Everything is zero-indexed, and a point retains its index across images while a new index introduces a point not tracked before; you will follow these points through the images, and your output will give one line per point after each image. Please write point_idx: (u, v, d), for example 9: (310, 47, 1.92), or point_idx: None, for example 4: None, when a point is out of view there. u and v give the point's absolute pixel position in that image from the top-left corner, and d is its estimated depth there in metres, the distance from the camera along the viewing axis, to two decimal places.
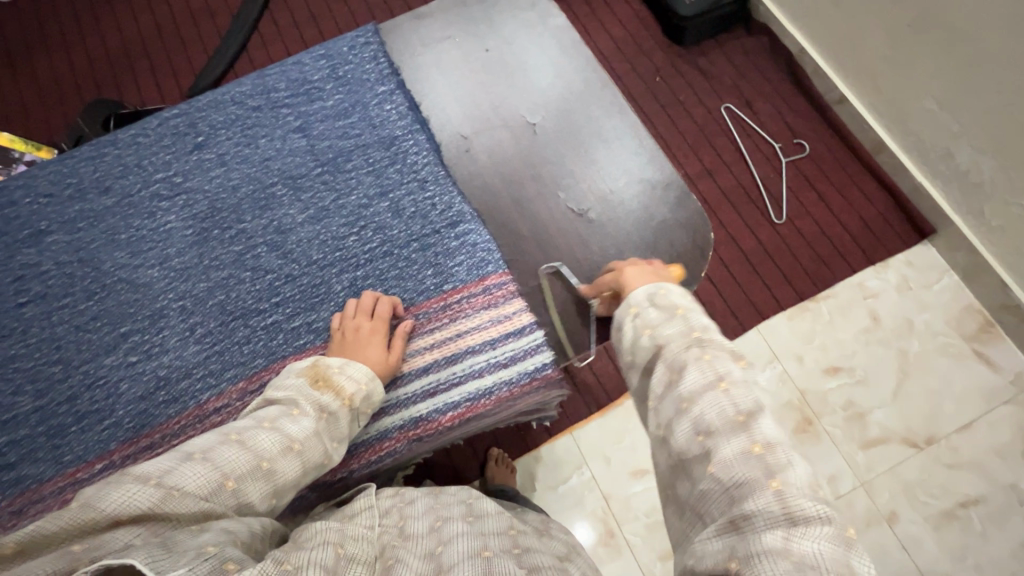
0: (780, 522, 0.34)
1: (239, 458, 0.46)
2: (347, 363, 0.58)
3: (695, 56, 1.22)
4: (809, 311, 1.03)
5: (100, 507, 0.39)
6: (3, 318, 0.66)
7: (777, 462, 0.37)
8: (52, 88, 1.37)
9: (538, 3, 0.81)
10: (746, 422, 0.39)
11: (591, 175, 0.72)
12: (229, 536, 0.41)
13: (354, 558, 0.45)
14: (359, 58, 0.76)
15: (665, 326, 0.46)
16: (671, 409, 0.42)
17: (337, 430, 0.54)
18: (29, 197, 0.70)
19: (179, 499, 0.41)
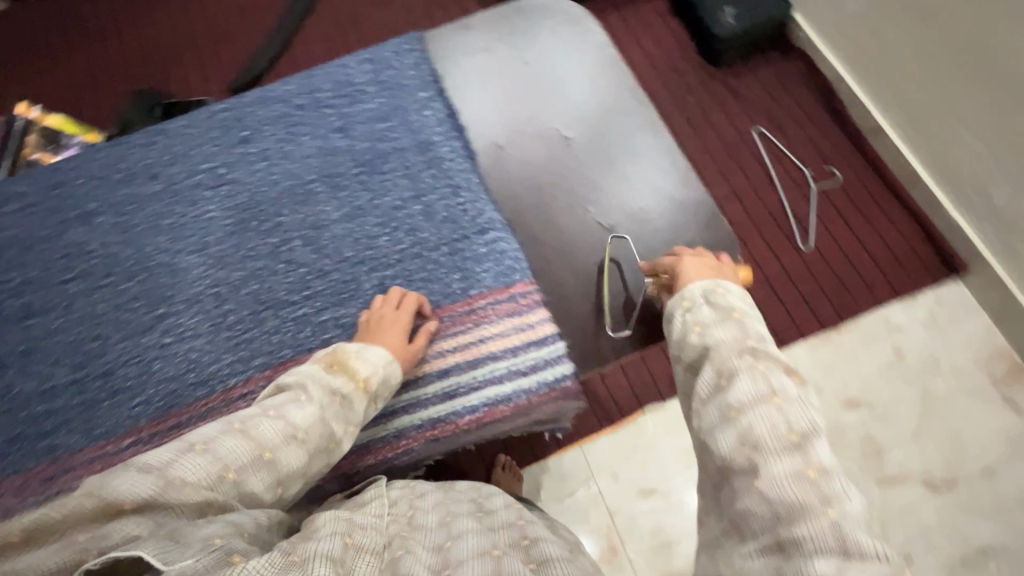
0: (834, 551, 0.36)
1: (238, 449, 0.47)
2: (364, 349, 0.58)
3: (730, 79, 1.22)
4: (830, 341, 1.01)
5: (100, 496, 0.40)
6: (49, 292, 0.69)
7: (831, 490, 0.38)
8: (103, 76, 1.43)
9: (579, 20, 0.82)
10: (801, 444, 0.40)
11: (623, 191, 0.73)
12: (234, 528, 0.42)
13: (363, 547, 0.45)
14: (402, 64, 0.78)
15: (716, 327, 0.48)
16: (720, 416, 0.43)
17: (351, 413, 0.54)
18: (83, 179, 0.74)
19: (181, 485, 0.42)
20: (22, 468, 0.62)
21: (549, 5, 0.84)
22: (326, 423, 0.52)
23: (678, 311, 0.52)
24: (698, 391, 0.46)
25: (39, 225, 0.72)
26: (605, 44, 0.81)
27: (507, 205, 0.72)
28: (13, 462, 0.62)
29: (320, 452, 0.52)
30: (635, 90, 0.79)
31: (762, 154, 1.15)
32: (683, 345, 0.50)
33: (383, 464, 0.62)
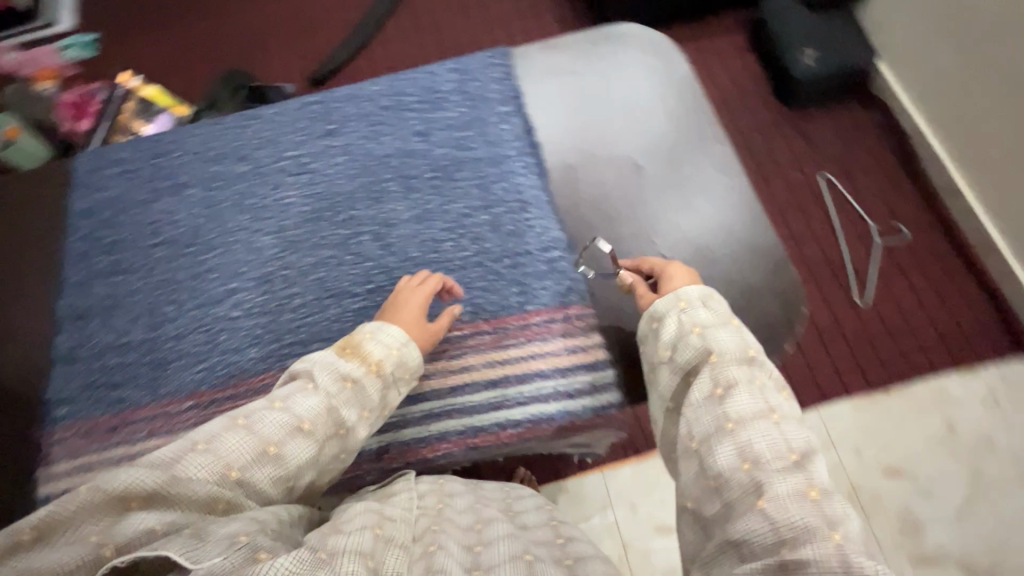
0: (836, 572, 0.37)
1: (240, 447, 0.47)
2: (380, 327, 0.58)
3: (803, 121, 1.20)
4: (878, 404, 0.97)
5: (110, 490, 0.42)
6: (135, 254, 0.74)
7: (833, 513, 0.40)
8: (200, 55, 1.53)
9: (662, 52, 0.83)
10: (801, 463, 0.43)
11: (692, 225, 0.71)
12: (257, 524, 0.44)
13: (393, 540, 0.46)
14: (486, 77, 0.81)
15: (716, 329, 0.53)
16: (718, 426, 0.46)
17: (363, 399, 0.54)
18: (179, 153, 0.80)
19: (187, 480, 0.44)
20: (91, 414, 0.66)
21: (636, 35, 0.85)
22: (336, 408, 0.52)
23: (673, 311, 0.55)
24: (695, 398, 0.49)
25: (135, 190, 0.78)
26: (688, 79, 0.82)
27: (572, 222, 0.72)
28: (84, 407, 0.66)
29: (332, 436, 0.52)
30: (713, 128, 0.78)
31: (829, 202, 1.12)
32: (679, 343, 0.53)
33: (422, 463, 0.63)
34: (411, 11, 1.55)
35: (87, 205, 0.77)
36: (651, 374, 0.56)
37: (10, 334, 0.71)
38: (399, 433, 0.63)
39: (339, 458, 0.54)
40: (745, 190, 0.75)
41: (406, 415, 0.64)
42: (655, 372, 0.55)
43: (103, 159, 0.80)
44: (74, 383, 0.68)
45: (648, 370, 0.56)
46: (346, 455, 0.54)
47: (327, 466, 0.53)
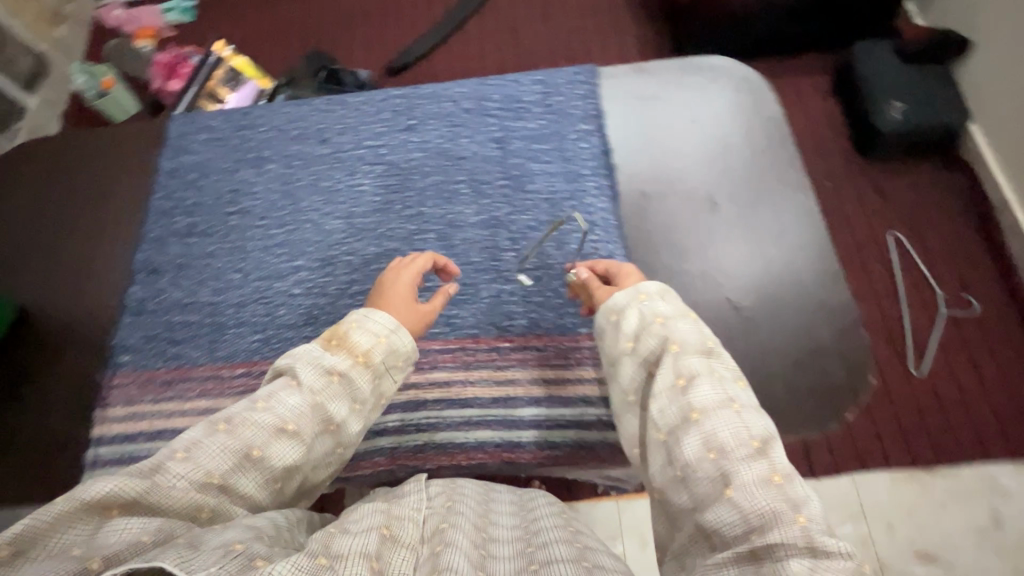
0: (803, 553, 0.39)
1: (221, 454, 0.43)
2: (367, 314, 0.53)
3: (880, 174, 1.15)
4: (919, 481, 0.91)
5: (87, 498, 0.38)
6: (212, 218, 0.77)
7: (797, 496, 0.41)
8: (291, 34, 1.59)
9: (754, 89, 0.81)
10: (765, 449, 0.44)
11: (761, 270, 0.68)
12: (253, 532, 0.40)
13: (400, 540, 0.43)
14: (571, 93, 0.81)
15: (677, 320, 0.53)
16: (683, 418, 0.46)
17: (353, 391, 0.49)
18: (266, 128, 0.83)
19: (169, 487, 0.41)
20: (150, 365, 0.69)
21: (729, 69, 0.83)
22: (323, 404, 0.47)
23: (633, 304, 0.55)
24: (658, 392, 0.48)
25: (220, 158, 0.81)
26: (776, 120, 0.79)
27: (637, 250, 0.70)
28: (145, 358, 0.69)
29: (322, 432, 0.48)
30: (796, 172, 0.75)
31: (895, 261, 1.07)
32: (642, 334, 0.53)
33: (453, 468, 0.63)
34: (495, 15, 1.57)
35: (174, 165, 0.81)
36: (611, 367, 0.55)
37: (90, 278, 0.76)
38: (435, 434, 0.64)
39: (333, 453, 0.50)
40: (823, 242, 0.71)
41: (444, 417, 0.64)
42: (616, 364, 0.54)
43: (194, 124, 0.84)
44: (138, 333, 0.71)
45: (609, 363, 0.55)
46: (341, 451, 0.50)
47: (317, 465, 0.49)
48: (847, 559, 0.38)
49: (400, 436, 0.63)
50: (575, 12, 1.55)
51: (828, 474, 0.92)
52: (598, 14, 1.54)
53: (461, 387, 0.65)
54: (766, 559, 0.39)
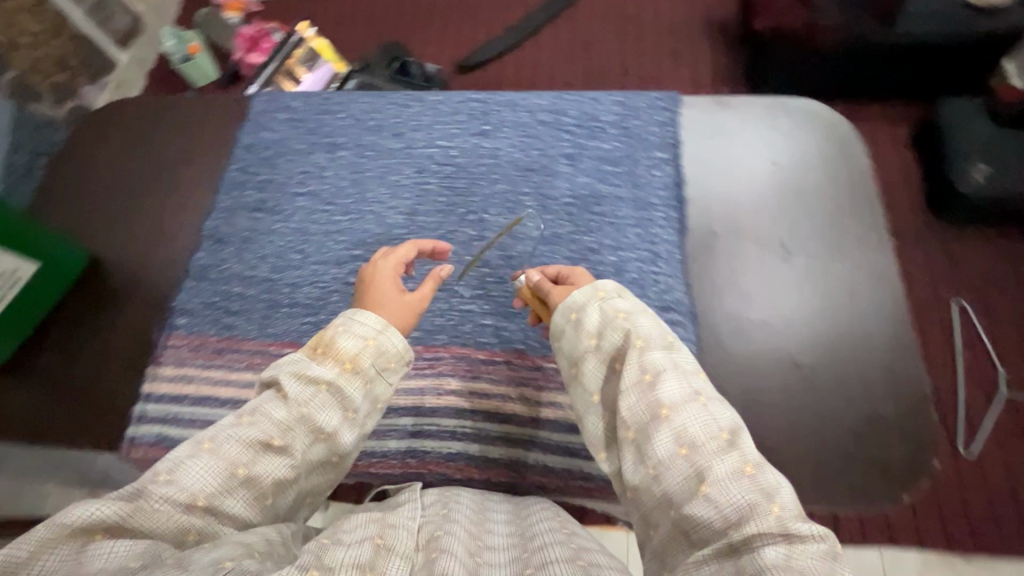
0: (777, 537, 0.39)
1: (205, 475, 0.41)
2: (352, 316, 0.50)
3: (951, 239, 1.10)
4: (953, 568, 0.86)
5: (69, 521, 0.37)
6: (280, 197, 0.79)
7: (767, 482, 0.41)
8: (372, 22, 1.63)
9: (844, 136, 0.77)
10: (734, 441, 0.44)
11: (829, 330, 0.65)
12: (244, 548, 0.40)
13: (394, 549, 0.42)
14: (650, 119, 0.79)
15: (639, 316, 0.52)
16: (652, 414, 0.46)
17: (344, 399, 0.46)
18: (343, 115, 0.84)
19: (154, 510, 0.39)
20: (203, 331, 0.71)
21: (820, 113, 0.79)
22: (311, 416, 0.45)
23: (592, 302, 0.54)
24: (625, 391, 0.47)
25: (295, 139, 0.83)
26: (863, 173, 0.74)
27: (703, 295, 0.68)
28: (200, 323, 0.71)
29: (312, 443, 0.45)
30: (877, 231, 0.71)
31: (956, 331, 1.02)
32: (605, 332, 0.52)
33: (481, 482, 0.63)
34: (573, 26, 1.56)
35: (252, 140, 0.83)
36: (573, 368, 0.53)
37: (159, 238, 0.78)
38: (469, 445, 0.63)
39: (329, 461, 0.47)
40: (899, 308, 0.66)
41: (479, 428, 0.64)
42: (579, 365, 0.52)
43: (276, 102, 0.86)
44: (197, 298, 0.73)
45: (569, 365, 0.53)
46: (336, 461, 0.48)
47: (311, 476, 0.47)
48: (822, 543, 0.38)
49: (432, 441, 0.63)
50: (655, 32, 1.52)
51: (856, 544, 0.87)
52: (680, 36, 1.51)
53: (501, 401, 0.65)
54: (742, 550, 0.39)
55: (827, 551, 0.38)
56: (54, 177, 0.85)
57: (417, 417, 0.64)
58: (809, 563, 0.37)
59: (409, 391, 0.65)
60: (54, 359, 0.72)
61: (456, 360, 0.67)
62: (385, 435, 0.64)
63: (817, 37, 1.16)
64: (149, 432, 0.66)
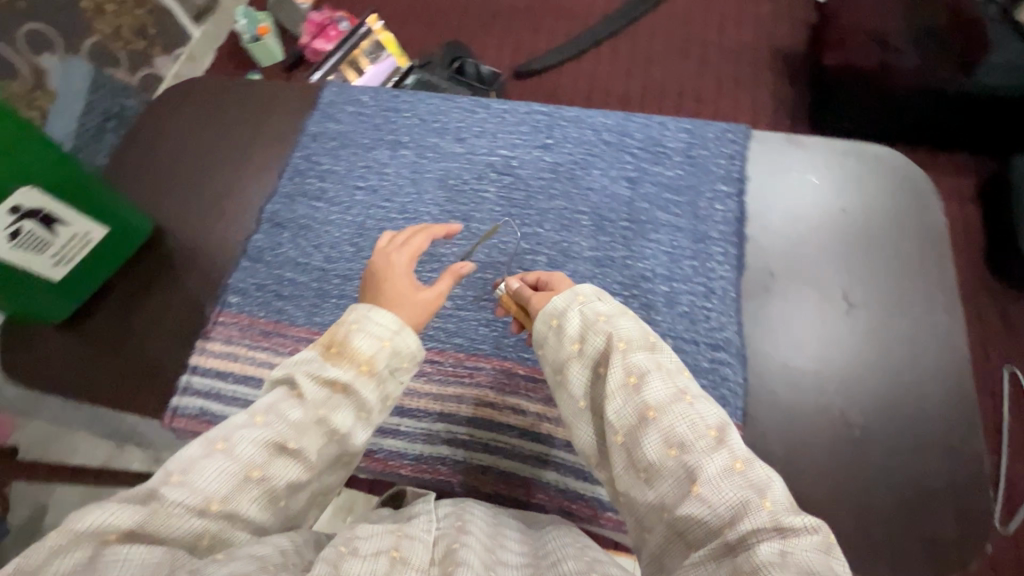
0: (773, 534, 0.38)
1: (219, 477, 0.40)
2: (368, 313, 0.48)
3: (1011, 304, 1.09)
4: None
5: (80, 528, 0.36)
6: (340, 188, 0.80)
7: (758, 479, 0.41)
8: (439, 21, 1.64)
9: (921, 187, 0.73)
10: (722, 439, 0.43)
11: (887, 393, 0.62)
12: (256, 563, 0.38)
13: (410, 563, 0.41)
14: (717, 150, 0.77)
15: (619, 317, 0.51)
16: (639, 416, 0.44)
17: (359, 401, 0.46)
18: (409, 114, 0.85)
19: (167, 515, 0.39)
20: (253, 312, 0.72)
21: (899, 164, 0.75)
22: (327, 417, 0.44)
23: (572, 305, 0.52)
24: (610, 395, 0.46)
25: (360, 133, 0.84)
26: (937, 231, 0.71)
27: (756, 339, 0.66)
28: (251, 304, 0.73)
29: (327, 443, 0.45)
30: (946, 293, 0.67)
31: (1006, 400, 1.01)
32: (587, 335, 0.50)
33: (509, 501, 0.63)
34: (637, 42, 1.54)
35: (318, 130, 0.85)
36: (557, 375, 0.51)
37: (220, 216, 0.81)
38: (499, 459, 0.64)
39: (341, 460, 0.47)
40: (962, 378, 0.63)
41: (513, 446, 0.64)
42: (563, 371, 0.50)
43: (345, 94, 0.88)
44: (251, 279, 0.75)
45: (554, 372, 0.51)
46: (348, 459, 0.47)
47: (324, 478, 0.47)
48: (815, 535, 0.38)
49: (466, 451, 0.64)
50: (721, 56, 1.49)
51: None
52: (747, 63, 1.48)
53: (535, 419, 0.65)
54: (740, 551, 0.38)
55: (821, 543, 0.38)
56: (128, 145, 0.88)
57: (455, 425, 0.66)
58: (804, 555, 0.37)
59: (452, 399, 0.67)
60: (110, 321, 0.75)
61: (499, 373, 0.68)
62: (426, 438, 0.65)
63: (893, 75, 1.15)
64: (191, 405, 0.68)
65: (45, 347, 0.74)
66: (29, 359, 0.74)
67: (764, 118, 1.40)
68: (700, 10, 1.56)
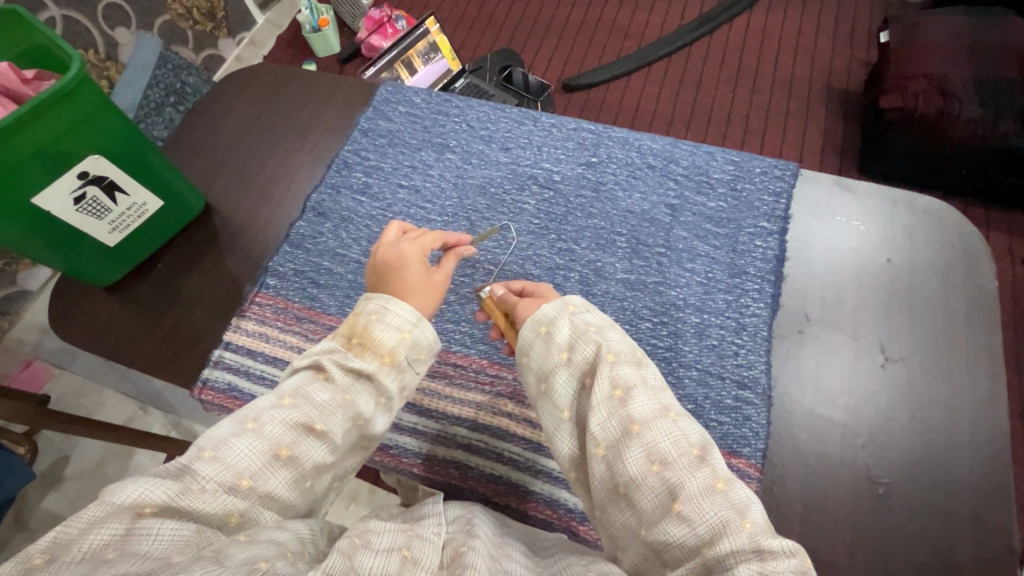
0: (751, 557, 0.38)
1: (250, 454, 0.42)
2: (388, 305, 0.50)
3: None
4: None
5: (117, 501, 0.37)
6: (385, 185, 0.82)
7: (738, 499, 0.41)
8: (494, 28, 1.67)
9: (973, 244, 0.71)
10: (705, 458, 0.44)
11: (916, 453, 0.60)
12: (277, 549, 0.39)
13: (420, 564, 0.42)
14: (763, 185, 0.76)
15: (609, 330, 0.52)
16: (624, 430, 0.45)
17: (381, 390, 0.48)
18: (459, 119, 0.87)
19: (200, 489, 0.39)
20: (288, 296, 0.75)
21: (952, 218, 0.73)
22: (352, 401, 0.46)
23: (561, 315, 0.53)
24: (595, 406, 0.46)
25: (409, 133, 0.86)
26: (987, 292, 0.68)
27: (783, 382, 0.65)
28: (287, 288, 0.75)
29: (351, 427, 0.46)
30: (989, 356, 0.65)
31: None
32: (577, 344, 0.51)
33: (516, 512, 0.62)
34: (688, 66, 1.53)
35: (369, 126, 0.87)
36: (542, 384, 0.51)
37: (269, 201, 0.84)
38: (510, 471, 0.64)
39: (359, 446, 0.48)
40: (999, 448, 0.60)
41: (524, 457, 0.64)
42: (548, 380, 0.50)
43: (398, 94, 0.90)
44: (289, 264, 0.77)
45: (538, 381, 0.51)
46: (366, 445, 0.48)
47: (344, 464, 0.48)
48: (791, 558, 0.38)
49: (478, 457, 0.65)
50: (773, 88, 1.47)
51: None
52: (800, 97, 1.45)
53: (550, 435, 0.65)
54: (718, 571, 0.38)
55: (797, 568, 0.38)
56: (188, 123, 0.92)
57: (469, 430, 0.66)
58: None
59: (470, 404, 0.67)
60: (155, 290, 0.78)
61: (517, 384, 0.68)
62: (438, 440, 0.66)
63: (947, 125, 1.12)
64: (221, 379, 0.70)
65: (92, 308, 0.78)
66: (76, 318, 0.78)
67: (812, 155, 1.38)
68: (756, 39, 1.55)
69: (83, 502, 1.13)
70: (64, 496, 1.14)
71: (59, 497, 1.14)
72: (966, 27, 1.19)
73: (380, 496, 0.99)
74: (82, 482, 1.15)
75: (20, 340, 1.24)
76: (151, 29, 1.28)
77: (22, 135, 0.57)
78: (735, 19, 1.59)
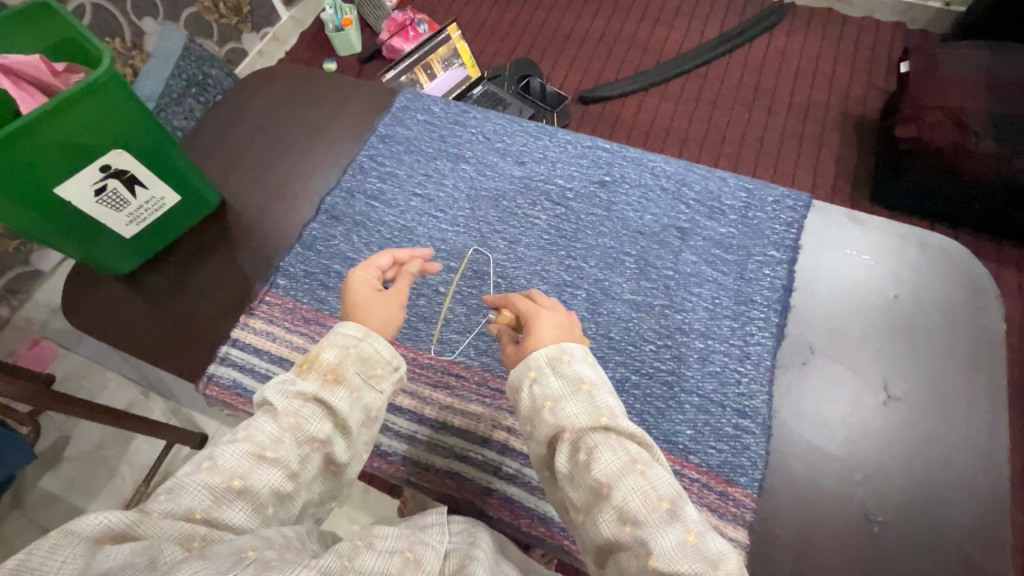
0: None
1: (201, 489, 0.42)
2: (335, 331, 0.52)
3: None
4: None
5: (78, 528, 0.38)
6: (399, 192, 0.83)
7: (711, 552, 0.43)
8: (512, 36, 1.68)
9: (981, 290, 0.71)
10: (673, 511, 0.45)
11: (908, 491, 0.60)
12: (264, 541, 0.40)
13: (421, 566, 0.44)
14: (775, 214, 0.76)
15: (566, 403, 0.49)
16: (595, 494, 0.46)
17: (333, 410, 0.48)
18: (476, 131, 0.88)
19: (155, 520, 0.40)
20: (297, 297, 0.75)
21: (963, 260, 0.73)
22: (302, 425, 0.47)
23: (524, 381, 0.51)
24: (565, 478, 0.47)
25: (425, 141, 0.87)
26: (993, 337, 0.68)
27: (782, 412, 0.65)
28: (297, 288, 0.76)
29: (309, 452, 0.47)
30: (993, 402, 0.65)
31: None
32: (535, 421, 0.50)
33: (513, 528, 0.63)
34: (706, 85, 1.54)
35: (386, 132, 0.88)
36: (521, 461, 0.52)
37: (283, 201, 0.85)
38: (507, 486, 0.64)
39: (328, 470, 0.49)
40: (995, 496, 0.60)
41: (524, 474, 0.64)
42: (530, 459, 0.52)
43: (417, 101, 0.91)
44: (300, 265, 0.78)
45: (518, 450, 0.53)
46: (335, 469, 0.50)
47: (314, 488, 0.49)
48: None
49: (476, 470, 0.65)
50: (789, 110, 1.47)
51: None
52: (816, 122, 1.45)
53: None
54: None
55: None
56: (209, 117, 0.94)
57: (467, 441, 0.67)
58: None
59: (472, 416, 0.68)
60: (167, 279, 0.79)
61: None
62: (437, 451, 0.66)
63: (962, 160, 1.12)
64: (226, 375, 0.71)
65: (101, 296, 0.79)
66: (87, 303, 0.79)
67: (825, 181, 1.38)
68: (774, 63, 1.55)
69: (81, 484, 1.14)
70: (61, 477, 1.15)
71: (56, 478, 1.15)
72: (991, 60, 1.17)
73: (374, 496, 1.00)
74: (79, 464, 1.16)
75: (27, 319, 1.25)
76: (177, 21, 1.30)
77: (54, 124, 0.58)
78: (755, 42, 1.59)
